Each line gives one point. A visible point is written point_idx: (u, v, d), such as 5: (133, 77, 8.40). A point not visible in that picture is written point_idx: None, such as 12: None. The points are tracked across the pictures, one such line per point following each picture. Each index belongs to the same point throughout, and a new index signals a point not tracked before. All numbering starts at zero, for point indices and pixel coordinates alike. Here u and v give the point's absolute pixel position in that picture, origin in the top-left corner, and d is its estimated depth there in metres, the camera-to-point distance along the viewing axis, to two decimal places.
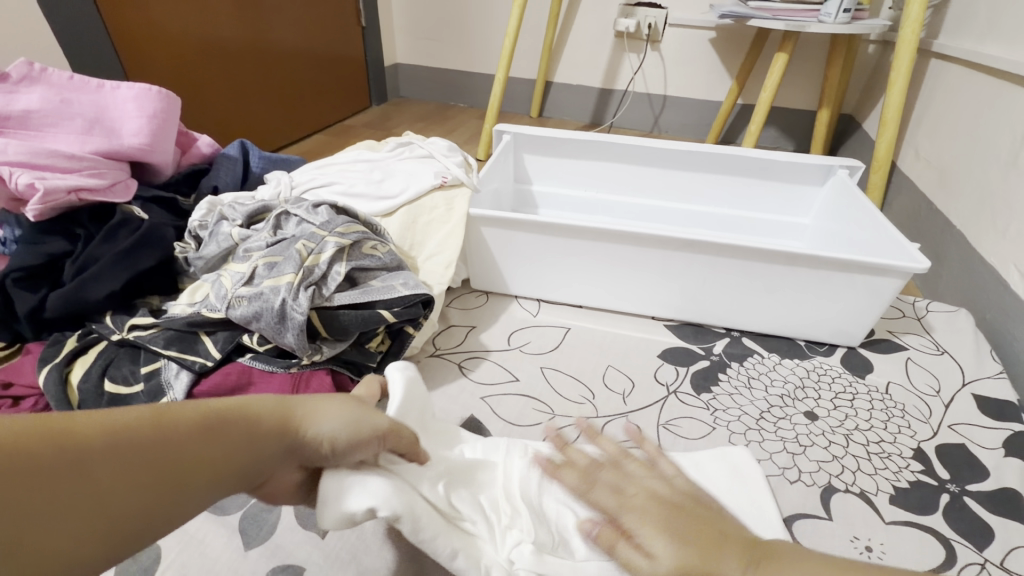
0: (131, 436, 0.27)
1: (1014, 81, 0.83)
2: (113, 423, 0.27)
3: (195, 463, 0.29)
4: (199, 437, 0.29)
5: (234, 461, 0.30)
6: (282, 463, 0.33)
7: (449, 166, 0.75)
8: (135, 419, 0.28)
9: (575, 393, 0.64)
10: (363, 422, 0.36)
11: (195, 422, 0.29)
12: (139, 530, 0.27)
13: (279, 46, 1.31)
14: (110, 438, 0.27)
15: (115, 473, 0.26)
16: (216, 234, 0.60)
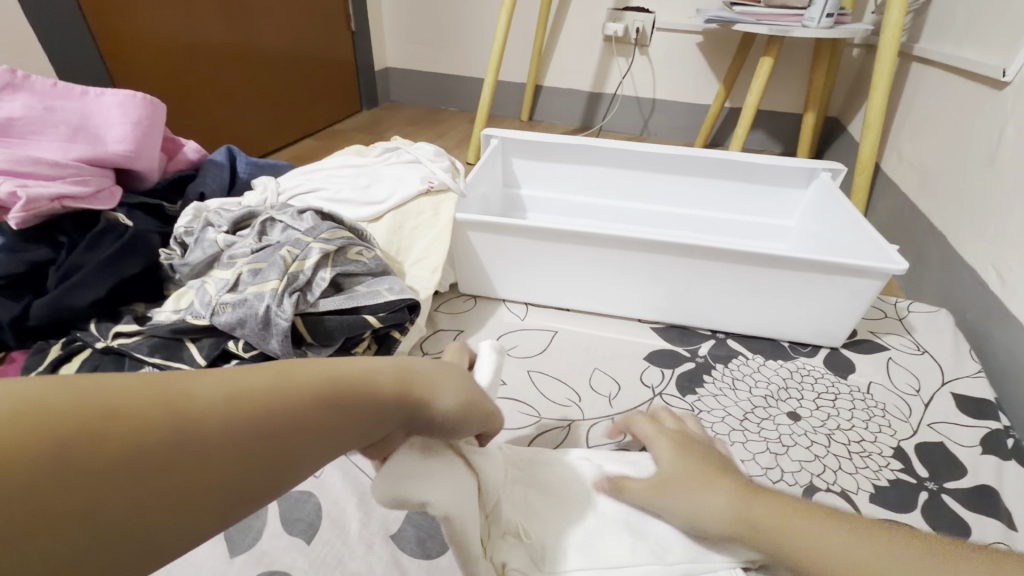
0: (200, 416, 0.23)
1: (991, 85, 0.85)
2: (174, 397, 0.23)
3: (284, 440, 0.25)
4: (281, 404, 0.25)
5: (316, 461, 0.26)
6: (391, 426, 0.30)
7: (436, 171, 0.76)
8: (216, 410, 0.23)
9: (561, 396, 0.64)
10: (474, 401, 0.33)
11: (275, 391, 0.25)
12: (240, 510, 0.24)
13: (268, 50, 1.31)
14: (178, 419, 0.22)
15: (200, 461, 0.22)
16: (202, 240, 0.60)
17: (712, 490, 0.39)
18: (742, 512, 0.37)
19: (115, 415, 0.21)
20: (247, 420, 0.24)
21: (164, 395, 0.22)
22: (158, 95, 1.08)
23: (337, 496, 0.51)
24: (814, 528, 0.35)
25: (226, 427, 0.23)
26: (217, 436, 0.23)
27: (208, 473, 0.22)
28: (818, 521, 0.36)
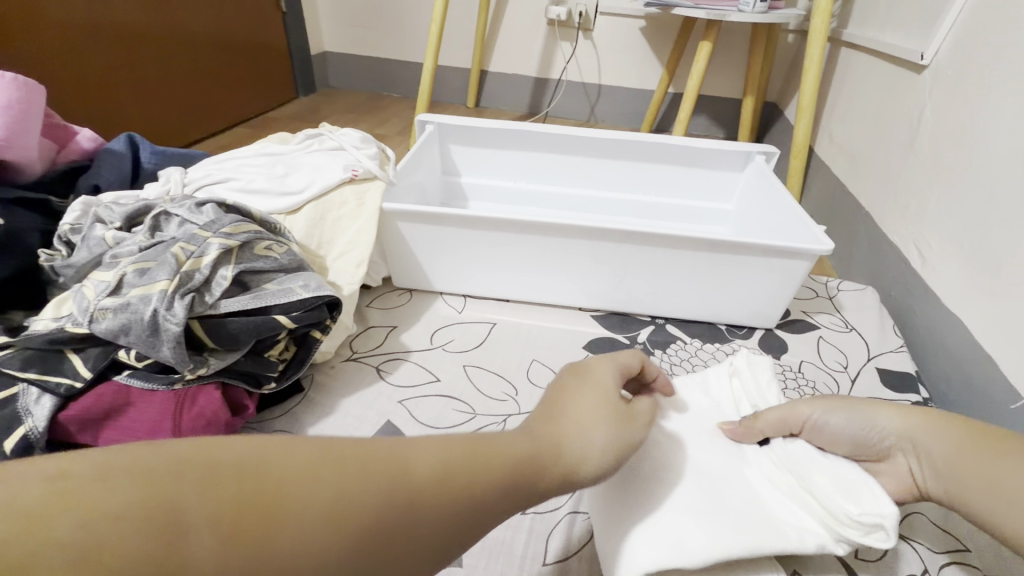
0: (155, 489, 0.22)
1: (911, 68, 0.87)
2: (134, 471, 0.23)
3: (231, 549, 0.22)
4: (249, 498, 0.23)
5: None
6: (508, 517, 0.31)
7: (361, 158, 0.71)
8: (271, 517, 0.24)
9: (498, 390, 0.62)
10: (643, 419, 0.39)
11: (254, 471, 0.24)
12: None
13: (186, 29, 1.20)
14: (130, 483, 0.22)
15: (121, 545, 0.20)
16: (88, 237, 0.54)
17: (899, 422, 0.42)
18: (943, 445, 0.40)
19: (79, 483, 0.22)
20: (191, 511, 0.22)
21: (143, 459, 0.23)
22: (54, 78, 0.97)
23: None
24: (1012, 470, 0.36)
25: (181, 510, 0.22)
26: (159, 523, 0.21)
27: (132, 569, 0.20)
28: None
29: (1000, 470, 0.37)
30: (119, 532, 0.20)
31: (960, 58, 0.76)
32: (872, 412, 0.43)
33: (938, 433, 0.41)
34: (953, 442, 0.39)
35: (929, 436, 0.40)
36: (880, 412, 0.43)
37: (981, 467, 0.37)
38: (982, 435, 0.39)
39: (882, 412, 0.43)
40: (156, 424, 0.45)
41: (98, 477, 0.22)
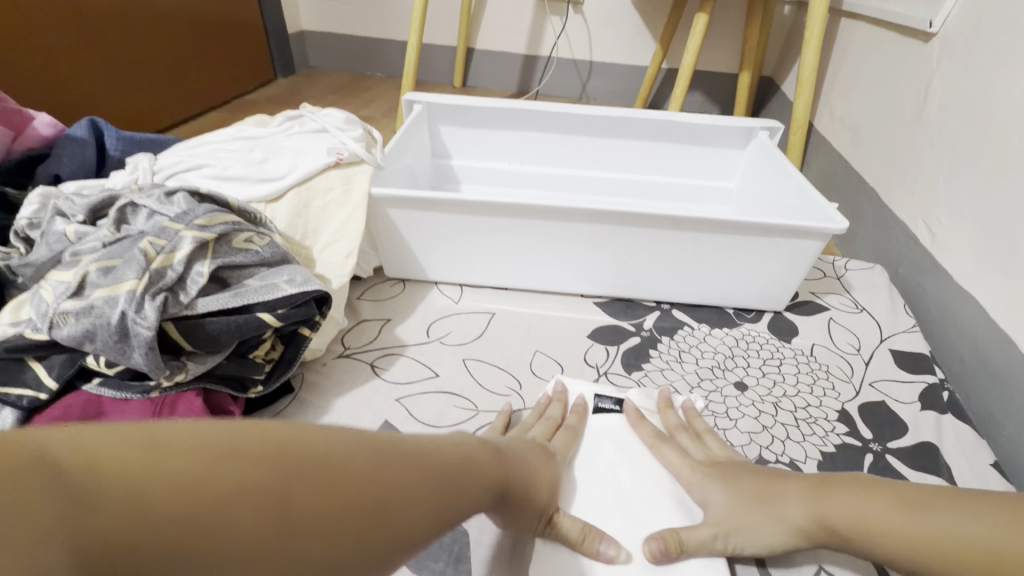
0: (286, 461, 0.26)
1: (917, 37, 0.84)
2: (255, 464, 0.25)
3: (313, 492, 0.26)
4: (248, 488, 0.24)
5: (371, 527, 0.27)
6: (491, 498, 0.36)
7: (345, 141, 0.66)
8: (328, 449, 0.28)
9: (500, 384, 0.59)
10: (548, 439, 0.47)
11: (342, 469, 0.27)
12: (210, 508, 0.23)
13: (152, 7, 1.13)
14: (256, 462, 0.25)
15: (292, 525, 0.25)
16: (48, 233, 0.49)
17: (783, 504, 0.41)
18: (821, 513, 0.40)
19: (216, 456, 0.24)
20: (292, 517, 0.25)
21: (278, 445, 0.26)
22: (9, 62, 0.90)
23: None
24: (854, 503, 0.39)
25: (278, 513, 0.25)
26: (273, 539, 0.24)
27: (194, 499, 0.23)
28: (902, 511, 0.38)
29: (863, 507, 0.39)
30: (237, 542, 0.23)
31: (970, 24, 0.73)
32: (766, 512, 0.41)
33: (807, 502, 0.40)
34: (839, 506, 0.39)
35: (823, 514, 0.39)
36: (717, 496, 0.43)
37: (884, 524, 0.38)
38: (849, 490, 0.40)
39: (749, 495, 0.42)
40: None
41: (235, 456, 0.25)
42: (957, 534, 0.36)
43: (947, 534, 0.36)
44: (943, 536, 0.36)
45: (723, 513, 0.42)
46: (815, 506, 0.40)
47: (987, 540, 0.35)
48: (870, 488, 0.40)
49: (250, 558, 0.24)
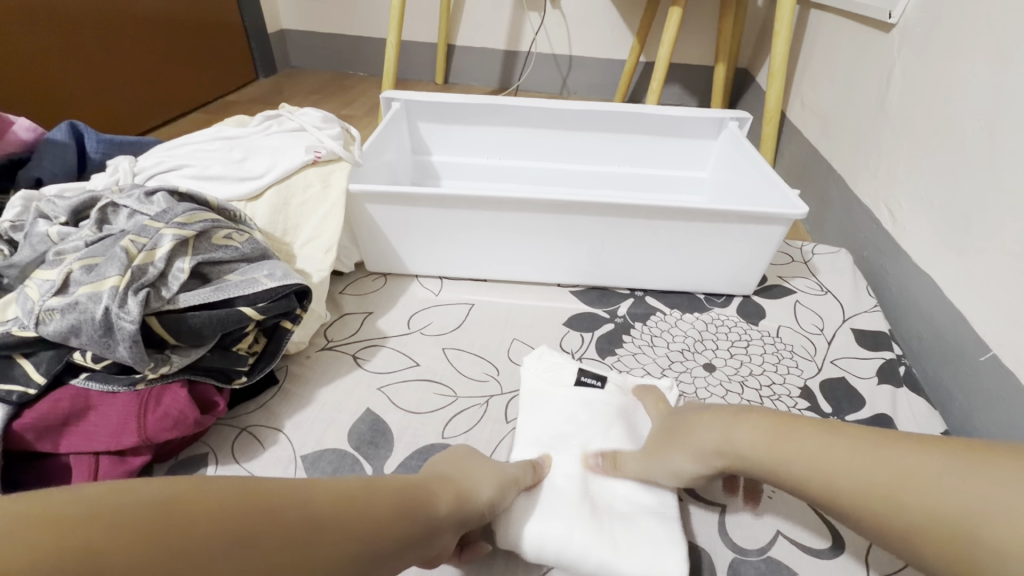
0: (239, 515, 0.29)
1: (880, 27, 0.87)
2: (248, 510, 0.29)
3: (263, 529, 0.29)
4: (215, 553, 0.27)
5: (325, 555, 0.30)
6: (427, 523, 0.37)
7: (323, 139, 0.68)
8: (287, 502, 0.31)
9: (478, 371, 0.61)
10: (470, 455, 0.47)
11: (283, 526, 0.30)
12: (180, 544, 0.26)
13: (129, 9, 1.12)
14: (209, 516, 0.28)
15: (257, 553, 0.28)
16: (31, 235, 0.50)
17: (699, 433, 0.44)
18: (731, 442, 0.41)
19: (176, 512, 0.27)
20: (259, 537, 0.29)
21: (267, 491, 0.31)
22: None
23: None
24: (768, 436, 0.40)
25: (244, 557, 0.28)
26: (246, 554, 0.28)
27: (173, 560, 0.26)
28: (816, 443, 0.38)
29: (779, 439, 0.40)
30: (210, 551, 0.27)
31: (927, 15, 0.76)
32: (685, 443, 0.44)
33: (722, 433, 0.42)
34: (750, 438, 0.41)
35: (730, 443, 0.42)
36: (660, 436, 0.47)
37: (791, 452, 0.39)
38: (771, 424, 0.41)
39: (684, 435, 0.45)
40: (120, 427, 0.43)
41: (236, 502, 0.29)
42: (859, 464, 0.36)
43: (859, 473, 0.36)
44: (857, 477, 0.36)
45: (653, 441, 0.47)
46: (727, 437, 0.42)
47: (894, 480, 0.34)
48: (795, 422, 0.40)
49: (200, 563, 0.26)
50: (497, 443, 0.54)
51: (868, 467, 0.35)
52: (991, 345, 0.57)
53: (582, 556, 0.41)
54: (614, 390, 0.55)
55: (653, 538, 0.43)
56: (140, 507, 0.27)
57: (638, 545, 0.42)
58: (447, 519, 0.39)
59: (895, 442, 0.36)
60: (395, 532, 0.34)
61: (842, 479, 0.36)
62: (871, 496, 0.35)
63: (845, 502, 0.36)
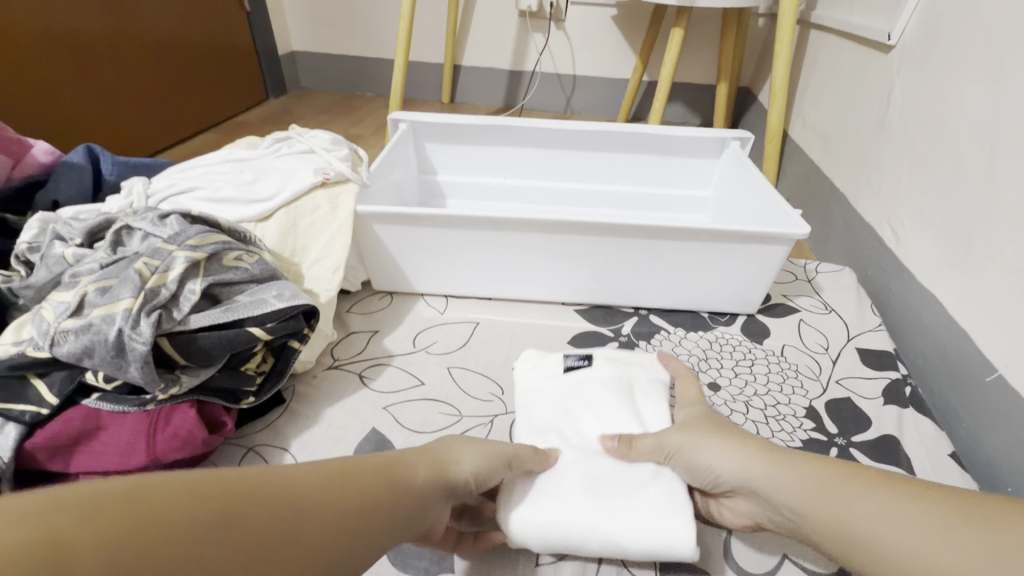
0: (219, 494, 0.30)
1: (879, 49, 0.88)
2: (237, 498, 0.30)
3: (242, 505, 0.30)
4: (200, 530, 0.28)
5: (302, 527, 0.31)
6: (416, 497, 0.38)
7: (331, 161, 0.69)
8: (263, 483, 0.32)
9: (483, 391, 0.62)
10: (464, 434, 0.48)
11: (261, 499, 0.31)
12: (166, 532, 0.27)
13: (144, 35, 1.16)
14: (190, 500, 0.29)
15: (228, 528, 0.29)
16: (47, 257, 0.51)
17: (744, 447, 0.42)
18: (775, 476, 0.40)
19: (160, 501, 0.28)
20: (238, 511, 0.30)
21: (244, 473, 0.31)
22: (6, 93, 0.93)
23: None
24: (819, 481, 0.38)
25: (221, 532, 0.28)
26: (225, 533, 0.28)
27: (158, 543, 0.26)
28: (872, 502, 0.36)
29: (832, 489, 0.37)
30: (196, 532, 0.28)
31: (925, 37, 0.77)
32: (719, 449, 0.43)
33: (766, 468, 0.40)
34: (799, 479, 0.39)
35: (774, 474, 0.40)
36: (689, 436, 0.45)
37: (840, 503, 0.36)
38: (827, 470, 0.39)
39: (722, 444, 0.43)
40: (129, 447, 0.43)
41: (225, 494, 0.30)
42: (914, 540, 0.33)
43: (911, 547, 0.33)
44: (909, 550, 0.33)
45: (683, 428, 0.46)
46: (772, 471, 0.40)
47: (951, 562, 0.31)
48: (855, 474, 0.38)
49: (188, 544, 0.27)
50: None
51: (918, 551, 0.33)
52: (996, 366, 0.57)
53: (585, 540, 0.42)
54: (602, 363, 0.54)
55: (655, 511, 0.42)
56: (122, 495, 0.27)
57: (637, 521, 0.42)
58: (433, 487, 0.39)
59: (952, 518, 0.33)
60: (389, 497, 0.36)
61: (891, 551, 0.34)
62: (918, 575, 0.32)
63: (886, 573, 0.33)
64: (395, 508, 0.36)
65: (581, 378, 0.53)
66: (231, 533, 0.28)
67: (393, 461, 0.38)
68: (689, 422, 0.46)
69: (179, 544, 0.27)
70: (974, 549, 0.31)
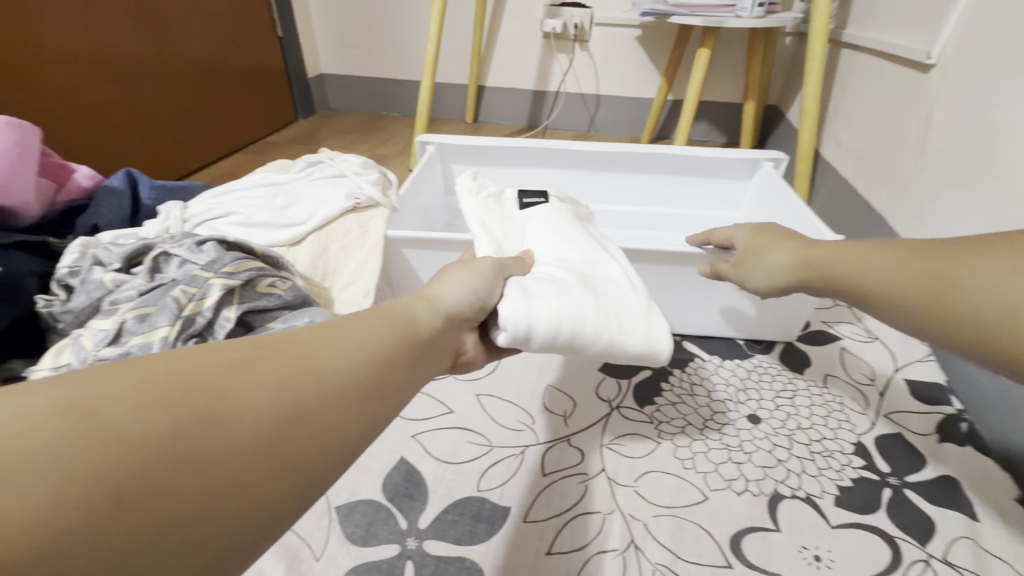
0: (231, 390, 0.25)
1: (916, 68, 0.86)
2: (179, 386, 0.24)
3: (272, 390, 0.26)
4: (231, 425, 0.24)
5: (333, 389, 0.28)
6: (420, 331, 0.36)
7: (362, 185, 0.70)
8: (258, 354, 0.28)
9: (513, 420, 0.60)
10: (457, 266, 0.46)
11: (273, 375, 0.27)
12: (199, 451, 0.23)
13: (180, 61, 1.20)
14: (207, 406, 0.24)
15: (260, 418, 0.25)
16: (87, 282, 0.52)
17: (778, 250, 0.47)
18: (804, 263, 0.44)
19: (153, 405, 0.23)
20: (255, 407, 0.25)
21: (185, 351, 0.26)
22: (51, 117, 0.96)
23: (262, 564, 0.46)
24: (844, 258, 0.41)
25: (253, 435, 0.24)
26: (260, 430, 0.25)
27: (190, 470, 0.22)
28: (881, 262, 0.38)
29: (846, 259, 0.41)
30: (230, 442, 0.24)
31: (968, 56, 0.74)
32: (766, 257, 0.48)
33: (804, 261, 0.44)
34: (824, 257, 0.42)
35: (802, 261, 0.44)
36: (759, 250, 0.49)
37: (856, 266, 0.40)
38: (846, 247, 0.41)
39: (769, 252, 0.48)
40: None
41: (166, 385, 0.24)
42: (917, 276, 0.36)
43: (920, 278, 0.35)
44: (916, 285, 0.35)
45: (744, 249, 0.52)
46: (804, 260, 0.44)
47: (950, 279, 0.34)
48: (875, 246, 0.40)
49: (225, 463, 0.23)
50: (534, 497, 0.52)
51: (925, 284, 0.35)
52: None
53: (594, 337, 0.42)
54: (554, 202, 0.62)
55: (634, 312, 0.46)
56: (123, 416, 0.22)
57: (630, 328, 0.45)
58: (436, 327, 0.38)
59: (933, 256, 0.36)
60: (391, 338, 0.33)
61: (914, 291, 0.35)
62: (930, 299, 0.34)
63: (905, 317, 0.36)
64: (389, 362, 0.32)
65: (532, 212, 0.60)
66: (187, 417, 0.23)
67: (388, 308, 0.36)
68: (746, 242, 0.52)
69: (117, 446, 0.21)
70: (990, 272, 0.32)
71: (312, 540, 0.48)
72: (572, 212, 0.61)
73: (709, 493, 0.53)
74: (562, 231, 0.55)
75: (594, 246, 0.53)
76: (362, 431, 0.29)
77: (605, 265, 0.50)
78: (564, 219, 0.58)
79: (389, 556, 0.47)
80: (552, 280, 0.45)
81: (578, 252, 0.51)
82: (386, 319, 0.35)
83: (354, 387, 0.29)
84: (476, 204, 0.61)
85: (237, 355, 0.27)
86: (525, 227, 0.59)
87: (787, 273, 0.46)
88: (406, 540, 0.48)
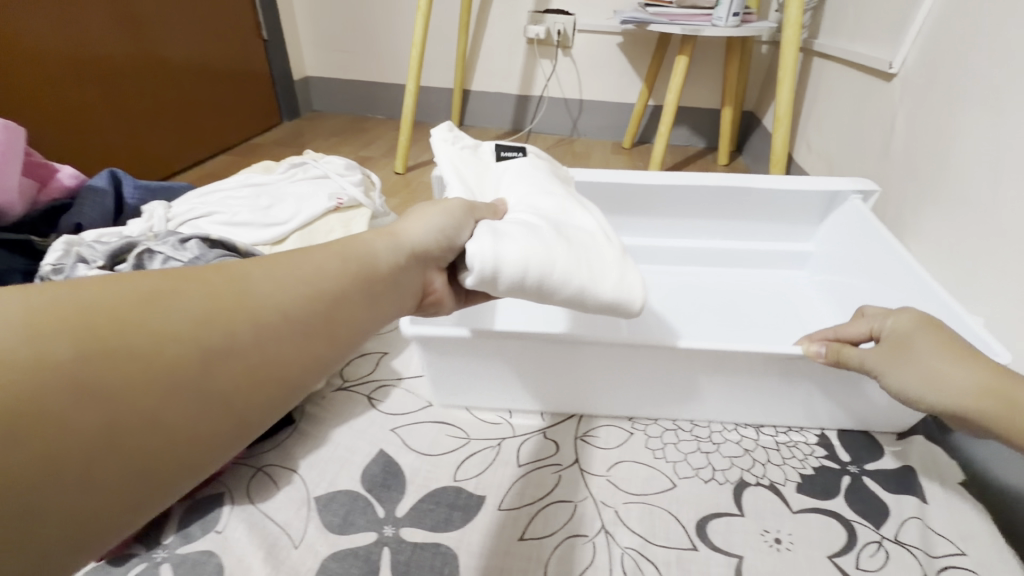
0: (169, 316, 0.26)
1: (880, 77, 0.90)
2: (105, 312, 0.25)
3: (209, 319, 0.27)
4: (164, 350, 0.25)
5: (275, 322, 0.29)
6: (377, 271, 0.37)
7: (345, 186, 0.71)
8: (202, 284, 0.28)
9: (491, 414, 0.62)
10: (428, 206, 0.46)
11: (212, 306, 0.28)
12: (129, 375, 0.23)
13: (164, 62, 1.20)
14: (143, 330, 0.25)
15: (196, 347, 0.26)
16: (71, 278, 0.53)
17: (968, 367, 0.39)
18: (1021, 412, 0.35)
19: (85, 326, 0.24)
20: (193, 334, 0.26)
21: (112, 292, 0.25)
22: (30, 116, 0.96)
23: (242, 552, 0.47)
24: None
25: (188, 361, 0.25)
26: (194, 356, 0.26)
27: (118, 393, 0.23)
28: None
29: None
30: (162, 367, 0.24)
31: (927, 67, 0.78)
32: (950, 372, 0.39)
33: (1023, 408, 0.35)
34: None
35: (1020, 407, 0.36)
36: (930, 358, 0.40)
37: None
38: None
39: (956, 368, 0.39)
40: None
41: (96, 318, 0.24)
42: None
43: None
44: None
45: (905, 345, 0.42)
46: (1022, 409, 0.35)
47: None
48: None
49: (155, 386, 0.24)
50: (509, 487, 0.54)
51: None
52: None
53: (564, 280, 0.44)
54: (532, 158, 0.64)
55: (602, 262, 0.48)
56: (52, 337, 0.23)
57: (599, 275, 0.46)
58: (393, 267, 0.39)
59: None
60: (343, 274, 0.35)
61: None
62: None
63: None
64: (330, 297, 0.33)
65: (510, 164, 0.62)
66: (122, 341, 0.24)
67: (342, 243, 0.37)
68: (909, 334, 0.42)
69: (38, 365, 0.22)
70: None
71: (291, 529, 0.49)
72: (550, 169, 0.63)
73: (677, 481, 0.55)
74: (534, 182, 0.57)
75: (567, 200, 0.55)
76: (304, 364, 0.30)
77: (579, 216, 0.52)
78: (540, 173, 0.59)
79: (366, 543, 0.48)
80: (527, 225, 0.47)
81: (554, 200, 0.54)
82: (343, 255, 0.36)
83: (294, 326, 0.30)
84: (454, 155, 0.63)
85: (179, 282, 0.28)
86: (500, 177, 0.61)
87: (979, 400, 0.37)
88: (384, 528, 0.50)
